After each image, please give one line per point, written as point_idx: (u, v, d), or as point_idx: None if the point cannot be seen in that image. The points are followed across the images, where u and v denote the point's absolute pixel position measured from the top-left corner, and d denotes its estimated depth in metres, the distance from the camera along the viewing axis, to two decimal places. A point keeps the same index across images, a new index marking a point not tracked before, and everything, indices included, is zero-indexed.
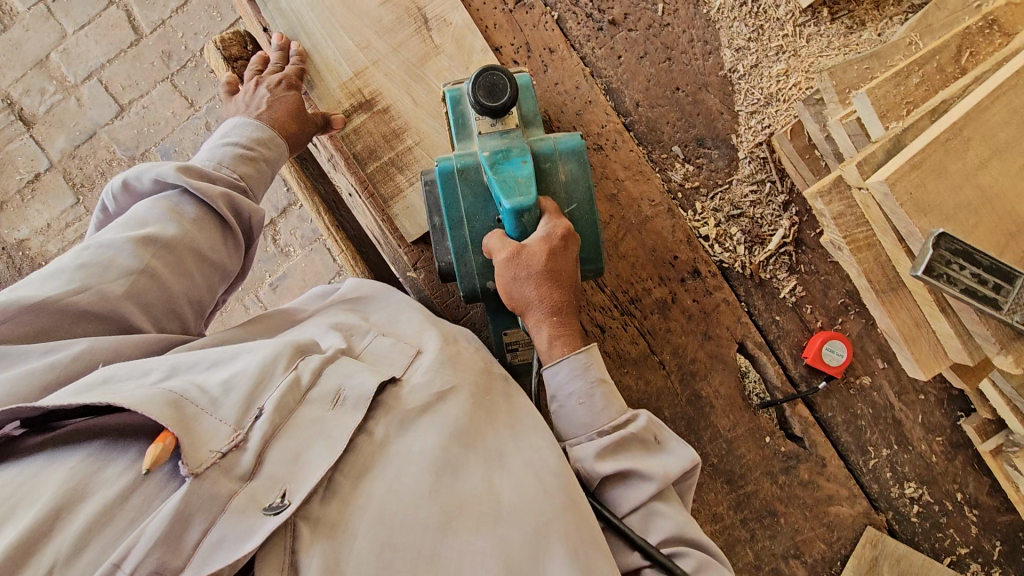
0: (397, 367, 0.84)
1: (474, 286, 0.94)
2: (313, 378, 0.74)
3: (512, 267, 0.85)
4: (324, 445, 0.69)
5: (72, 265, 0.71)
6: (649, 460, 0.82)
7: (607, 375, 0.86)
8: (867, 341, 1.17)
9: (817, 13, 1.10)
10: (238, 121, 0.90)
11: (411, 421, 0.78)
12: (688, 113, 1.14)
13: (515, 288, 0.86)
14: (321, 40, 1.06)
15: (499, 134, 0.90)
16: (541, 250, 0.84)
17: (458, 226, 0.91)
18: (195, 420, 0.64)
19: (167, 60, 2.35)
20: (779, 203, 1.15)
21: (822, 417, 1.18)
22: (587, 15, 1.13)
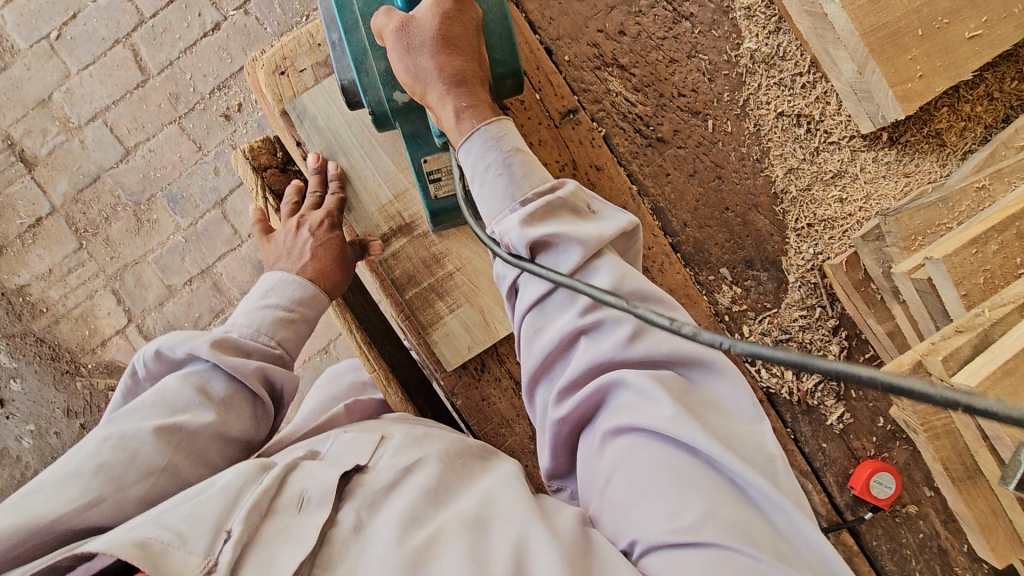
0: (361, 454, 0.77)
1: (379, 99, 0.85)
2: (275, 487, 0.70)
3: (404, 39, 0.76)
4: (292, 545, 0.62)
5: (90, 465, 0.67)
6: (583, 223, 0.73)
7: (525, 143, 0.78)
8: (914, 469, 1.13)
9: (876, 138, 1.04)
10: (276, 278, 0.89)
11: (380, 500, 0.69)
12: (737, 234, 1.09)
13: (413, 61, 0.77)
14: (359, 160, 1.00)
15: None
16: (432, 11, 0.77)
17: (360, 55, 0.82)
18: (164, 560, 0.59)
19: (175, 102, 2.27)
20: (830, 329, 1.10)
21: (866, 545, 1.15)
22: (634, 131, 1.08)
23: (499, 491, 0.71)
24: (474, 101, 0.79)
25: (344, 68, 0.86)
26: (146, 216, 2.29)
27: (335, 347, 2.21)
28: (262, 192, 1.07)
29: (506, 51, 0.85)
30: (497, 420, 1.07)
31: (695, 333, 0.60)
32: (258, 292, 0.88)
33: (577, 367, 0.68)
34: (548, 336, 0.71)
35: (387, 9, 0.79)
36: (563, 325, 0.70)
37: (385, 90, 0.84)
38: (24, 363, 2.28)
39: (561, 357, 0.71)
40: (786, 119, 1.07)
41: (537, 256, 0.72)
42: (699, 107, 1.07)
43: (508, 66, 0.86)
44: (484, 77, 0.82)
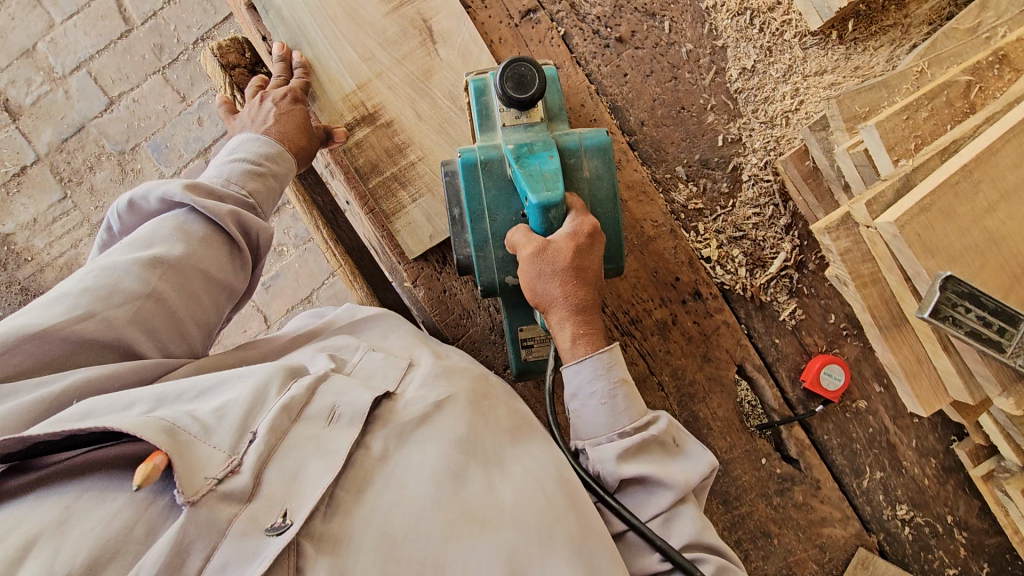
0: (391, 382, 0.83)
1: (492, 280, 0.89)
2: (306, 397, 0.72)
3: (537, 262, 0.80)
4: (324, 458, 0.67)
5: (77, 289, 0.70)
6: (671, 464, 0.81)
7: (630, 376, 0.83)
8: (864, 365, 1.17)
9: (826, 36, 1.08)
10: (240, 140, 0.92)
11: (411, 432, 0.76)
12: (693, 134, 1.13)
13: (540, 285, 0.81)
14: (323, 50, 1.03)
15: (526, 126, 0.87)
16: (567, 247, 0.79)
17: (478, 219, 0.87)
18: (189, 446, 0.62)
19: (159, 53, 2.30)
20: (782, 226, 1.14)
21: (817, 440, 1.19)
22: (593, 32, 1.11)
23: (521, 464, 0.78)
24: (535, 246, 0.81)
25: (461, 241, 0.92)
26: (131, 165, 2.32)
27: (316, 295, 2.24)
28: (230, 89, 1.09)
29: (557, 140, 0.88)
30: (459, 311, 1.10)
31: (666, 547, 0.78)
32: (223, 155, 0.91)
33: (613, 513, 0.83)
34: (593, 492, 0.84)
35: (522, 230, 0.83)
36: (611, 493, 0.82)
37: (499, 273, 0.89)
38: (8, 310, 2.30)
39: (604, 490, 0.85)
40: (740, 19, 1.10)
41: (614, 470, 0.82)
42: (656, 8, 1.11)
43: (616, 264, 0.91)
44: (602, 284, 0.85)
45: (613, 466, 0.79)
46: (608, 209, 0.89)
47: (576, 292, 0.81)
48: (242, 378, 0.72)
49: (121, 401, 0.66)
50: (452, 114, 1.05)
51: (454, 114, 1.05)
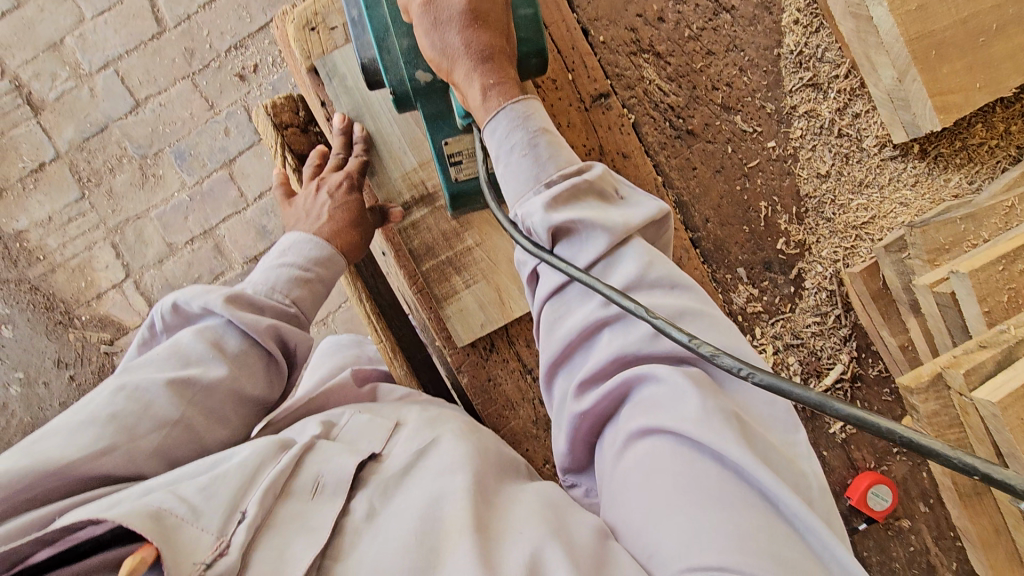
0: (376, 442, 0.77)
1: (402, 80, 0.78)
2: (294, 468, 0.69)
3: (429, 15, 0.67)
4: (308, 533, 0.62)
5: (104, 413, 0.68)
6: (609, 210, 0.66)
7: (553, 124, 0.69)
8: (912, 485, 1.13)
9: (908, 149, 1.03)
10: (287, 241, 0.90)
11: (394, 485, 0.69)
12: (758, 235, 1.08)
13: (440, 39, 0.68)
14: (385, 121, 0.98)
15: None
16: (459, 3, 0.66)
17: (376, 6, 0.76)
18: (175, 532, 0.58)
19: (190, 58, 2.23)
20: (841, 337, 1.10)
21: (856, 555, 1.15)
22: (664, 120, 1.06)
23: (518, 491, 0.69)
24: None
25: (363, 43, 0.81)
26: (152, 171, 2.26)
27: (332, 319, 2.20)
28: (282, 151, 1.07)
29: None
30: (502, 402, 1.05)
31: (714, 355, 0.55)
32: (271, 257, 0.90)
33: (599, 362, 0.61)
34: (564, 332, 0.64)
35: None
36: (580, 318, 0.63)
37: (407, 70, 0.77)
38: (17, 309, 2.26)
39: (581, 346, 0.64)
40: (819, 121, 1.05)
41: (554, 244, 0.66)
42: (732, 102, 1.06)
43: (537, 45, 0.76)
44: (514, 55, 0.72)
45: (540, 214, 0.64)
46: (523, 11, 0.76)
47: (481, 42, 0.69)
48: (230, 457, 0.68)
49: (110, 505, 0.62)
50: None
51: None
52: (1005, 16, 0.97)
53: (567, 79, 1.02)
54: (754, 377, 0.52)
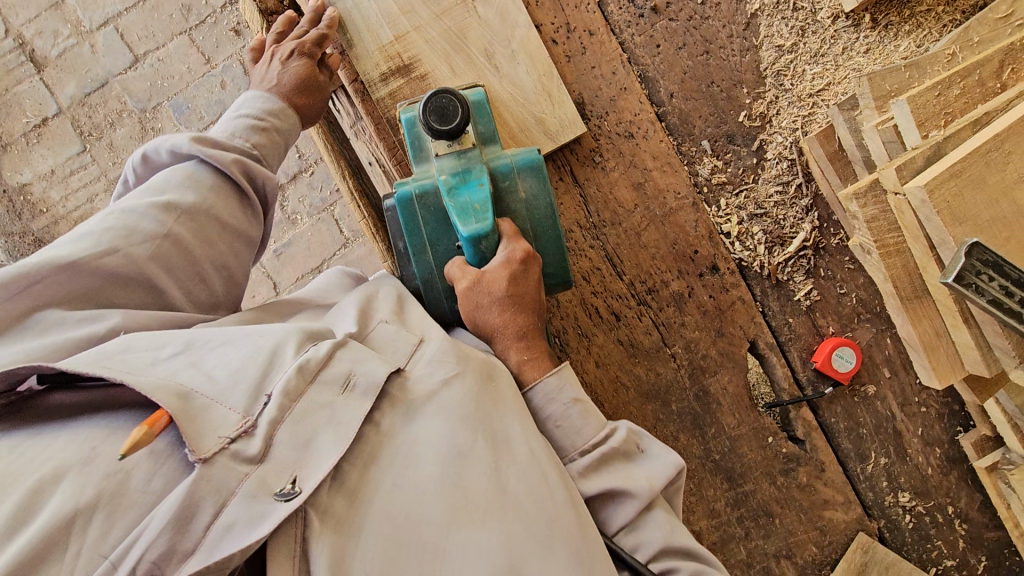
0: (402, 356, 0.80)
1: (442, 310, 0.97)
2: (325, 357, 0.72)
3: (473, 289, 0.88)
4: (334, 431, 0.68)
5: (101, 228, 0.76)
6: (627, 468, 0.81)
7: (583, 395, 0.84)
8: (876, 350, 1.18)
9: (859, 19, 1.09)
10: (246, 97, 0.96)
11: (418, 407, 0.75)
12: (721, 108, 1.14)
13: (480, 308, 0.88)
14: (364, 1, 1.06)
15: (456, 156, 0.91)
16: (502, 276, 0.86)
17: (422, 256, 0.93)
18: (203, 411, 0.65)
19: (186, 14, 2.31)
20: (802, 207, 1.14)
21: (825, 422, 1.20)
22: (628, 1, 1.12)
23: (523, 439, 0.76)
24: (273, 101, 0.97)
25: (408, 275, 0.99)
26: (151, 124, 2.33)
27: (327, 266, 2.27)
28: (267, 34, 1.11)
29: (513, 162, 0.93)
30: None
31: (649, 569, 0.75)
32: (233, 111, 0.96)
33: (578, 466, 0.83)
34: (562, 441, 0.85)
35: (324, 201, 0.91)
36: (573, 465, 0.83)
37: (449, 303, 0.96)
38: (20, 261, 2.32)
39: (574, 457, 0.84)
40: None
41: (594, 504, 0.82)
42: None
43: (559, 276, 0.97)
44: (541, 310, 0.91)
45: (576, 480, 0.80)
46: (548, 227, 0.94)
47: (515, 318, 0.87)
48: (260, 337, 0.73)
49: (152, 341, 0.71)
50: (487, 71, 1.07)
51: (488, 71, 1.07)
52: None
53: None
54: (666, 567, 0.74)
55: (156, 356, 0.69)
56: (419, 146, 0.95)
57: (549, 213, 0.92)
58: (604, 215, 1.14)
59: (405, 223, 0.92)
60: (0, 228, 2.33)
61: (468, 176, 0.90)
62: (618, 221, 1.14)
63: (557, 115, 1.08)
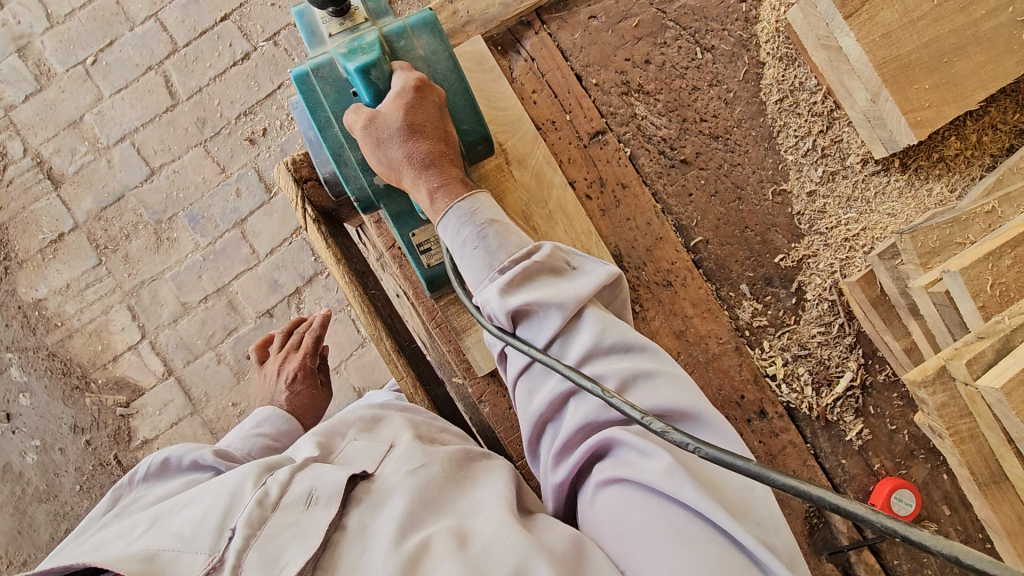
0: (370, 462, 0.89)
1: (362, 187, 0.98)
2: (282, 487, 0.80)
3: (371, 135, 0.88)
4: (301, 541, 0.72)
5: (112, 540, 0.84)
6: (561, 284, 0.80)
7: (498, 215, 0.86)
8: (933, 488, 1.14)
9: (889, 163, 1.10)
10: (258, 417, 1.14)
11: (381, 501, 0.79)
12: (757, 252, 1.14)
13: (384, 154, 0.88)
14: None
15: (350, 30, 0.95)
16: (394, 108, 0.87)
17: (326, 127, 0.94)
18: (171, 562, 0.70)
19: (202, 126, 2.35)
20: (847, 345, 1.13)
21: (887, 565, 1.15)
22: (658, 153, 1.13)
23: (490, 497, 0.80)
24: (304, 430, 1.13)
25: (322, 160, 1.00)
26: (167, 235, 2.34)
27: (346, 366, 2.30)
28: (302, 203, 1.14)
29: (469, 116, 0.97)
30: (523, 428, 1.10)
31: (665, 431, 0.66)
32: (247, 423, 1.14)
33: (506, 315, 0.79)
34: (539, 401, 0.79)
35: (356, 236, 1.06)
36: (549, 391, 0.78)
37: (364, 176, 0.97)
38: (34, 376, 2.30)
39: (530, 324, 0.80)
40: (804, 142, 1.13)
41: (517, 327, 0.81)
42: (720, 132, 1.14)
43: (478, 133, 0.98)
44: (452, 152, 0.92)
45: (498, 300, 0.79)
46: (453, 83, 0.97)
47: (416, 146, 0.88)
48: (223, 484, 0.81)
49: (127, 528, 0.79)
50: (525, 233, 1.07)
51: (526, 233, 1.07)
52: (964, 38, 1.03)
53: (565, 120, 1.12)
54: (702, 451, 0.64)
55: (130, 538, 0.76)
56: (313, 33, 0.97)
57: (450, 66, 0.95)
58: None
59: (306, 31, 0.97)
60: (14, 344, 2.31)
61: (354, 43, 0.92)
62: None
63: None
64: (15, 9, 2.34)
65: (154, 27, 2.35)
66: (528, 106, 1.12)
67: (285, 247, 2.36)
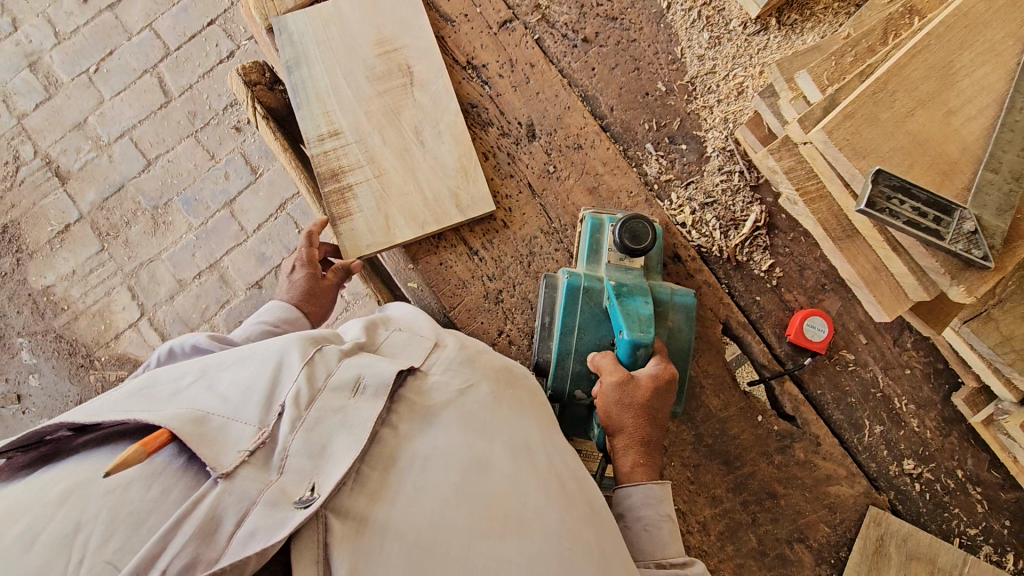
0: (416, 359, 0.90)
1: (561, 386, 1.11)
2: (329, 372, 0.79)
3: (622, 395, 1.00)
4: (348, 432, 0.74)
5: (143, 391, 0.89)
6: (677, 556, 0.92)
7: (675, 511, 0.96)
8: (847, 318, 1.21)
9: (766, 23, 1.23)
10: (274, 310, 1.10)
11: (432, 413, 0.82)
12: (658, 115, 1.25)
13: (619, 408, 1.01)
14: (318, 72, 1.22)
15: (623, 269, 1.10)
16: (646, 387, 1.00)
17: (568, 334, 1.09)
18: (220, 429, 0.71)
19: (193, 119, 2.57)
20: (748, 191, 1.22)
21: (811, 395, 1.21)
22: (562, 36, 1.27)
23: (528, 438, 0.84)
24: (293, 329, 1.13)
25: (545, 347, 1.13)
26: (163, 219, 2.52)
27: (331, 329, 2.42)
28: (252, 104, 1.29)
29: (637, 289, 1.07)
30: (454, 283, 1.22)
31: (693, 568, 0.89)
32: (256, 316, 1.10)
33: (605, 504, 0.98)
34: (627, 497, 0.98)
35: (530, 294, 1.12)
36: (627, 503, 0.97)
37: (569, 385, 1.11)
38: (43, 358, 2.42)
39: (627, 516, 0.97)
40: (690, 14, 1.26)
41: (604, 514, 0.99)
42: (616, 13, 1.27)
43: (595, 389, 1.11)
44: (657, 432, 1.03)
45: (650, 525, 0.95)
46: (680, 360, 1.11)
47: (644, 426, 1.01)
48: (270, 354, 0.80)
49: (175, 374, 0.79)
50: (411, 144, 1.20)
51: (415, 146, 1.20)
52: None
53: (476, 12, 1.27)
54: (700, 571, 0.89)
55: (176, 386, 0.76)
56: (595, 250, 1.14)
57: (683, 348, 1.10)
58: (565, 220, 1.23)
59: (589, 244, 1.14)
60: (25, 329, 2.45)
61: (636, 288, 1.06)
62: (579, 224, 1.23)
63: (468, 190, 1.21)
64: (27, 30, 2.62)
65: (149, 35, 2.61)
66: (443, 4, 1.28)
67: (272, 222, 2.52)
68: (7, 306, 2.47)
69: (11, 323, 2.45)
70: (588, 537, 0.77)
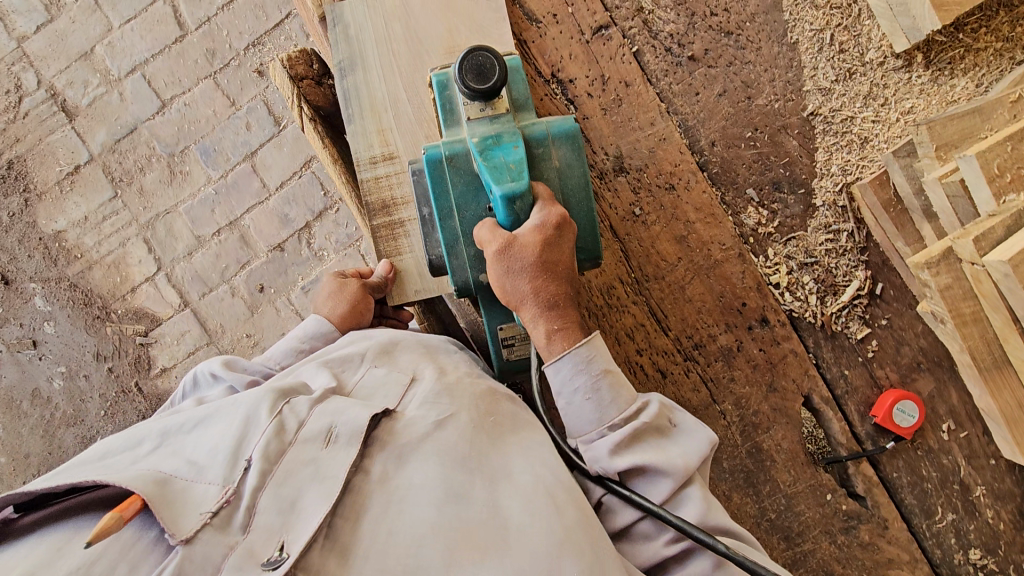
0: (392, 400, 0.80)
1: (466, 281, 0.86)
2: (300, 422, 0.72)
3: (505, 263, 0.77)
4: (322, 483, 0.67)
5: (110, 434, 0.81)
6: (668, 448, 0.79)
7: (613, 364, 0.80)
8: (938, 401, 1.12)
9: (911, 58, 1.06)
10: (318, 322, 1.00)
11: (409, 450, 0.73)
12: (766, 154, 1.10)
13: (511, 282, 0.78)
14: (375, 79, 1.08)
15: (489, 119, 0.84)
16: (534, 241, 0.76)
17: (448, 217, 0.84)
18: (183, 492, 0.64)
19: (211, 57, 2.31)
20: (855, 253, 1.09)
21: (885, 477, 1.14)
22: (665, 49, 1.10)
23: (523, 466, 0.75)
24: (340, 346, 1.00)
25: (433, 242, 0.89)
26: (178, 168, 2.29)
27: None
28: (298, 100, 1.11)
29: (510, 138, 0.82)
30: None
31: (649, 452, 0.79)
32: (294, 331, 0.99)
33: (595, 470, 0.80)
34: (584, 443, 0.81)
35: (488, 224, 0.80)
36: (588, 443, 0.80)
37: (473, 272, 0.86)
38: (57, 307, 2.25)
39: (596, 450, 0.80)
40: (821, 38, 1.08)
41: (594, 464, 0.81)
42: (732, 26, 1.09)
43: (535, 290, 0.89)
44: None
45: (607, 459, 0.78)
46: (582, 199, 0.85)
47: (547, 286, 0.78)
48: (236, 409, 0.74)
49: (131, 442, 0.73)
50: None
51: None
52: None
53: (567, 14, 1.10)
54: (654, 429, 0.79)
55: (135, 454, 0.71)
56: (450, 110, 0.87)
57: (584, 188, 0.84)
58: (647, 270, 1.10)
59: (442, 107, 0.87)
60: (37, 275, 2.27)
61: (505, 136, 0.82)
62: (662, 275, 1.10)
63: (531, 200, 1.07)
64: None
65: None
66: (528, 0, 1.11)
67: (295, 180, 2.29)
68: (17, 249, 2.28)
69: (22, 268, 2.27)
70: (581, 544, 0.69)
